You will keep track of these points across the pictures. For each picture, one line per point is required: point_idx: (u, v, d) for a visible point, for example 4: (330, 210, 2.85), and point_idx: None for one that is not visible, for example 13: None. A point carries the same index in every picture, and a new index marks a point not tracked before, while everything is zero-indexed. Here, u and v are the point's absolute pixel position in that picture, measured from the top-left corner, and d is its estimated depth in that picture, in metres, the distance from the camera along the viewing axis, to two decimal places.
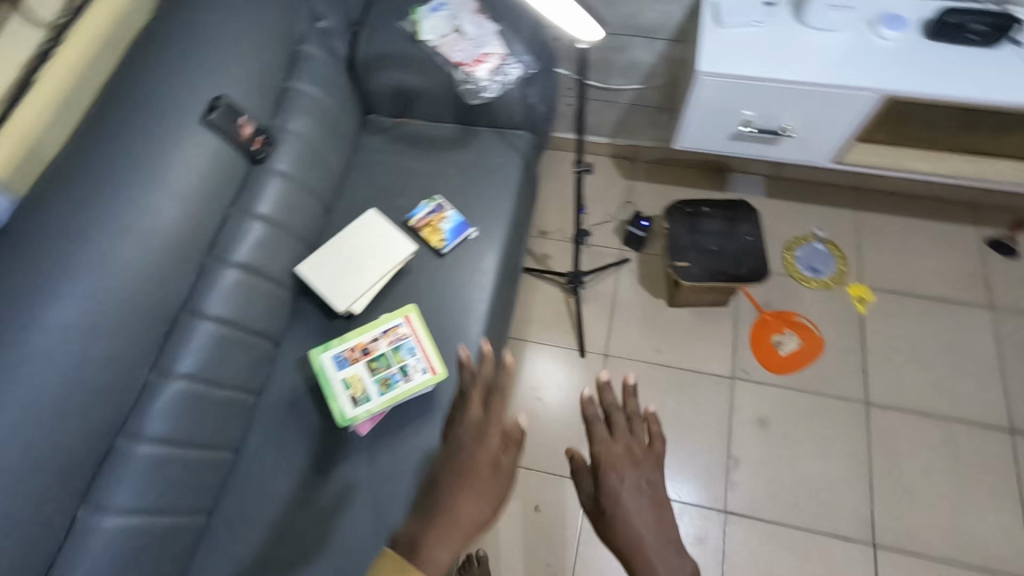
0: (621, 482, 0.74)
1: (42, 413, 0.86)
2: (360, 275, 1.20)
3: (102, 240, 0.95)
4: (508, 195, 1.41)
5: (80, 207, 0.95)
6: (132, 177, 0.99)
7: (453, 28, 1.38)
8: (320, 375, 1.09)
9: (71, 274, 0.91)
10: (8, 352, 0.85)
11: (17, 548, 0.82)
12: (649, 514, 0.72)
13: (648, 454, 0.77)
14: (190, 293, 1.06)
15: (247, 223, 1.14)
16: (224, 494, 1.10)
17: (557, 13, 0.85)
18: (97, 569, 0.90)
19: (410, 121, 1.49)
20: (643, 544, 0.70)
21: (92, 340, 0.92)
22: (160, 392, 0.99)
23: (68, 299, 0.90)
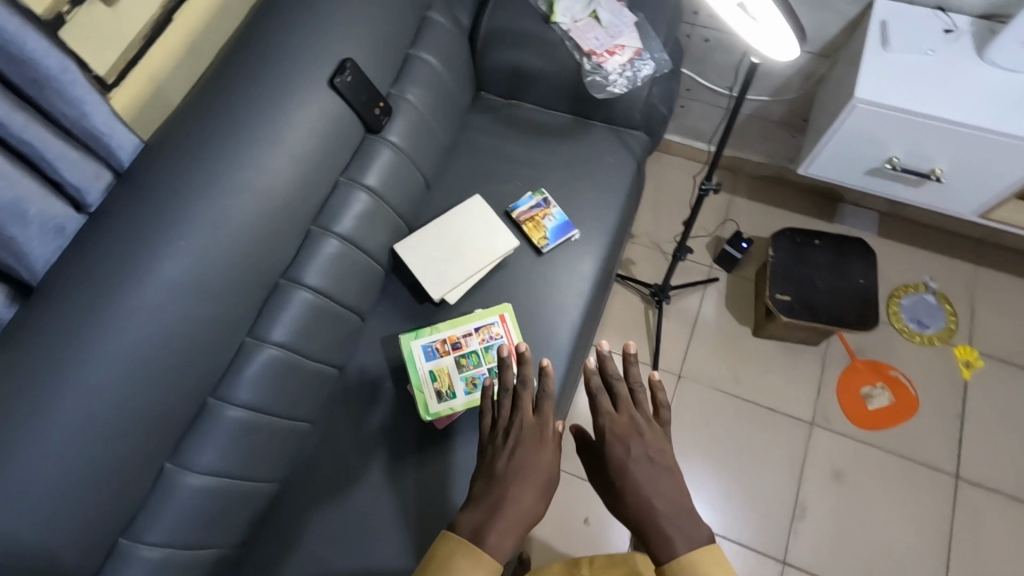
0: (628, 451, 0.78)
1: (144, 365, 0.85)
2: (459, 264, 1.16)
3: (220, 195, 0.92)
4: (616, 198, 1.32)
5: (202, 158, 0.92)
6: (256, 133, 0.96)
7: (589, 13, 1.29)
8: (409, 363, 1.06)
9: (187, 226, 0.89)
10: (120, 301, 0.84)
11: (104, 492, 0.83)
12: (659, 480, 0.76)
13: (650, 425, 0.82)
14: (292, 260, 1.03)
15: (354, 194, 1.10)
16: (297, 464, 1.08)
17: (756, 35, 0.75)
18: (177, 525, 0.90)
19: (523, 105, 1.41)
20: (653, 506, 0.74)
21: (199, 297, 0.90)
22: (253, 356, 0.98)
23: (181, 252, 0.88)
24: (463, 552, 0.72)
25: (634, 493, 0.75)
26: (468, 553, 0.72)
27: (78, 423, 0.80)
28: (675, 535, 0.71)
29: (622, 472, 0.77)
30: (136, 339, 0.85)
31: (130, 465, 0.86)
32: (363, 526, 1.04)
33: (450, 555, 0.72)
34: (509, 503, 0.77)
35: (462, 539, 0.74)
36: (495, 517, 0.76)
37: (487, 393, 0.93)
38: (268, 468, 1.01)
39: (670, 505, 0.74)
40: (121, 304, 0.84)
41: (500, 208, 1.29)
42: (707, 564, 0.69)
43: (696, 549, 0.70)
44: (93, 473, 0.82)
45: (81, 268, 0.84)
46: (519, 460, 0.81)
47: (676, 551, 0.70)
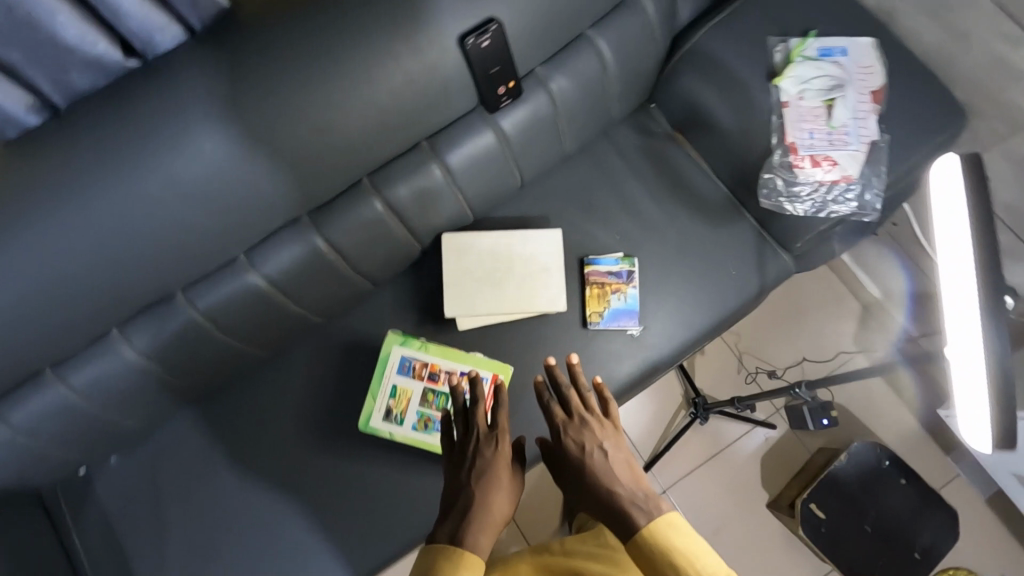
0: (582, 450, 0.81)
1: (117, 248, 0.79)
2: (492, 294, 1.01)
3: (271, 116, 0.78)
4: (707, 316, 1.09)
5: (274, 63, 0.76)
6: (343, 62, 0.78)
7: (826, 99, 0.96)
8: (379, 364, 0.96)
9: (220, 131, 0.76)
10: (114, 174, 0.75)
11: (38, 333, 0.82)
12: (615, 471, 0.79)
13: (598, 422, 0.84)
14: (326, 203, 0.92)
15: (427, 164, 0.94)
16: (242, 374, 1.07)
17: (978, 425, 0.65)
18: (99, 378, 0.92)
19: (682, 148, 1.15)
20: (614, 491, 0.77)
21: (201, 207, 0.81)
22: (238, 278, 0.91)
23: (198, 156, 0.77)
24: (446, 556, 0.72)
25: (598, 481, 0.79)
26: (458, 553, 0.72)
27: (27, 273, 0.75)
28: (638, 514, 0.74)
29: (585, 467, 0.80)
30: (115, 220, 0.77)
31: (74, 322, 0.84)
32: (272, 463, 1.06)
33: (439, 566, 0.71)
34: (491, 501, 0.77)
35: (439, 546, 0.73)
36: (470, 520, 0.75)
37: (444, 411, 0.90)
38: (213, 370, 1.01)
39: (632, 486, 0.77)
40: (116, 183, 0.75)
41: (578, 251, 1.09)
42: (671, 531, 0.72)
43: (653, 520, 0.74)
44: (33, 320, 0.80)
45: (100, 117, 0.75)
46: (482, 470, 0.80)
47: (637, 524, 0.73)
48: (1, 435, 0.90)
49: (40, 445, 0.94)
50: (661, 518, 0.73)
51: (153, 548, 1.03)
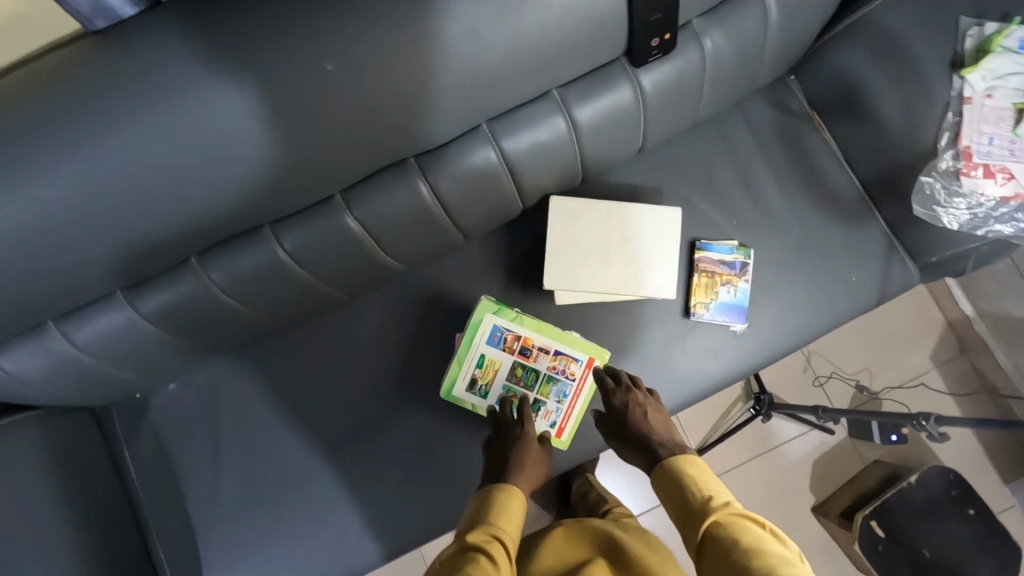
0: (624, 410, 0.84)
1: (213, 175, 0.68)
2: (596, 270, 0.91)
3: (406, 43, 0.65)
4: (815, 320, 1.01)
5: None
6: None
7: (1018, 101, 0.84)
8: (469, 331, 0.89)
9: (347, 53, 0.64)
10: (216, 84, 0.62)
11: (119, 256, 0.73)
12: (653, 428, 0.82)
13: (637, 388, 0.86)
14: (437, 147, 0.81)
15: (553, 116, 0.83)
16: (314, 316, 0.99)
17: None
18: (173, 307, 0.85)
19: (819, 131, 1.04)
20: (653, 444, 0.80)
21: (311, 138, 0.69)
22: (330, 218, 0.82)
23: (320, 78, 0.64)
24: (494, 493, 0.77)
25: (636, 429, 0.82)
26: (507, 491, 0.77)
27: (114, 190, 0.65)
28: (662, 447, 0.79)
29: (625, 422, 0.83)
30: (215, 143, 0.65)
31: (155, 245, 0.74)
32: (338, 411, 1.01)
33: (489, 507, 0.76)
34: (529, 459, 0.82)
35: (485, 490, 0.78)
36: (507, 476, 0.80)
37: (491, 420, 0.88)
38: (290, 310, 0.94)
39: (665, 434, 0.82)
40: (220, 98, 0.62)
41: (688, 232, 1.00)
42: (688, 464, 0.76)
43: (677, 459, 0.77)
44: (116, 241, 0.70)
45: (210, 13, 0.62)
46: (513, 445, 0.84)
47: (661, 455, 0.78)
48: (65, 352, 0.83)
49: (103, 365, 0.87)
50: (682, 456, 0.77)
51: (207, 479, 1.00)
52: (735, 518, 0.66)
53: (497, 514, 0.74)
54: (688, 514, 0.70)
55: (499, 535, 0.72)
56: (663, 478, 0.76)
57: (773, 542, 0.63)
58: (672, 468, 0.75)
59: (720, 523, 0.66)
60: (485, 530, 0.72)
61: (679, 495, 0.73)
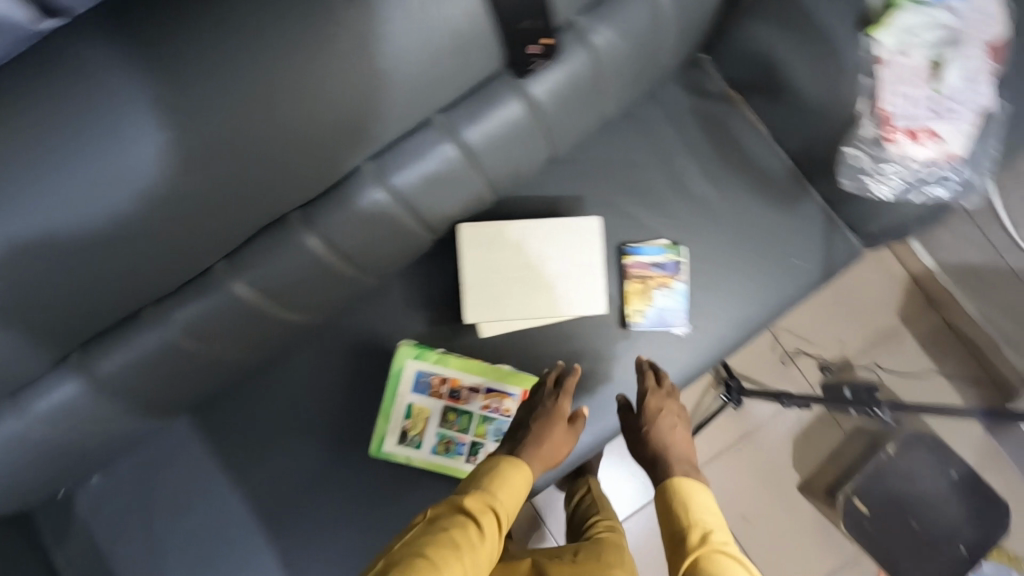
0: (655, 421, 0.85)
1: (60, 272, 0.61)
2: (520, 296, 0.86)
3: (240, 100, 0.59)
4: (763, 309, 0.95)
5: (237, 24, 0.56)
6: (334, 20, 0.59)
7: (934, 56, 0.77)
8: (392, 381, 0.84)
9: (173, 121, 0.57)
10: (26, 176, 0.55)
11: None
12: (676, 447, 0.85)
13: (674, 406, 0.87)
14: (319, 197, 0.75)
15: (440, 144, 0.76)
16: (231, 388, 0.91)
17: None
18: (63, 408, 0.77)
19: (740, 109, 0.97)
20: (671, 462, 0.83)
21: (163, 215, 0.63)
22: (215, 288, 0.75)
23: (152, 151, 0.58)
24: (505, 464, 0.76)
25: (657, 441, 0.85)
26: (512, 464, 0.76)
27: None
28: (675, 465, 0.83)
29: (653, 432, 0.85)
30: (48, 238, 0.58)
31: (18, 352, 0.67)
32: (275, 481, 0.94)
33: (490, 478, 0.73)
34: (546, 436, 0.80)
35: (495, 460, 0.77)
36: (524, 449, 0.78)
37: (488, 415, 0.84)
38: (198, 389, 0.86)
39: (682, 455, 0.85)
40: (36, 193, 0.56)
41: (616, 238, 0.94)
42: (693, 491, 0.78)
43: (684, 481, 0.79)
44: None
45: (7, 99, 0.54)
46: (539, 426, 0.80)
47: (671, 472, 0.82)
48: None
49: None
50: (694, 483, 0.80)
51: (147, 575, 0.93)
52: (714, 552, 0.68)
53: (498, 482, 0.73)
54: (675, 536, 0.73)
55: (493, 509, 0.70)
56: (666, 492, 0.79)
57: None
58: (679, 487, 0.78)
59: (699, 554, 0.68)
60: (480, 501, 0.69)
61: (673, 519, 0.75)
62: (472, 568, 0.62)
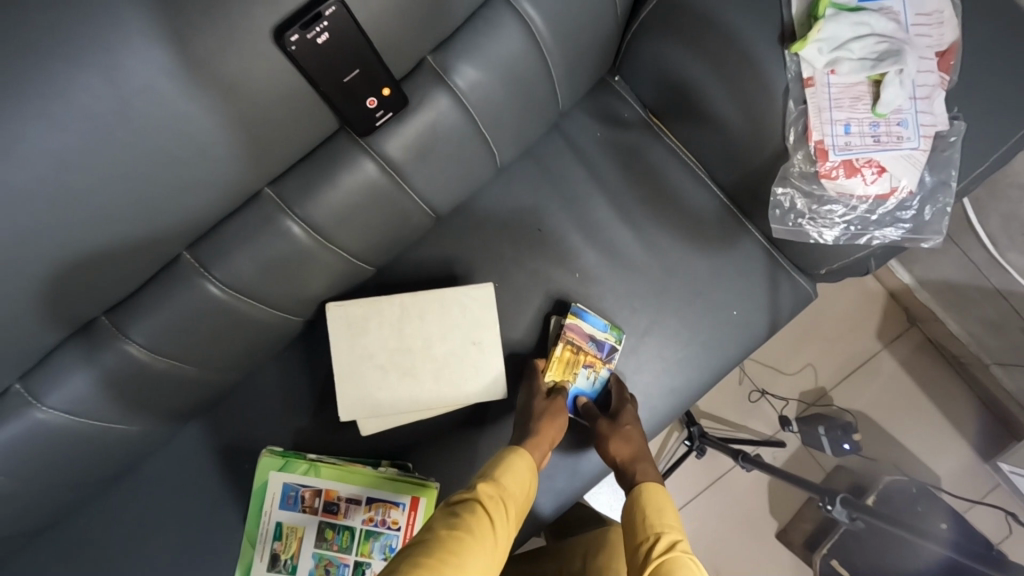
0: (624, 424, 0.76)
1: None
2: (406, 382, 0.73)
3: None
4: (701, 369, 0.82)
5: None
6: (62, 103, 0.45)
7: (871, 74, 0.64)
8: (256, 497, 0.71)
9: None
10: None
11: None
12: (643, 452, 0.75)
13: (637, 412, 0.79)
14: (133, 296, 0.62)
15: (276, 220, 0.62)
16: (74, 516, 0.76)
17: None
18: None
19: (662, 137, 0.84)
20: (642, 467, 0.72)
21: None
22: (10, 420, 0.61)
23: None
24: (514, 453, 0.67)
25: (626, 438, 0.75)
26: (516, 450, 0.67)
27: None
28: (642, 470, 0.72)
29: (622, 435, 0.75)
30: None
31: None
32: None
33: (497, 465, 0.65)
34: (551, 425, 0.72)
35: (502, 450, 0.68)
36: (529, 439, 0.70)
37: (381, 515, 0.71)
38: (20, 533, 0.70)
39: (644, 453, 0.74)
40: None
41: (524, 300, 0.81)
42: (663, 496, 0.67)
43: (656, 487, 0.68)
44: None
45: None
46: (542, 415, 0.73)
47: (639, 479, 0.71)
48: None
49: None
50: (661, 487, 0.69)
51: None
52: (680, 559, 0.58)
53: (503, 471, 0.64)
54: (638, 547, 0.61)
55: (505, 497, 0.61)
56: (638, 496, 0.68)
57: None
58: (651, 492, 0.68)
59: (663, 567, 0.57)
60: (491, 486, 0.61)
61: (634, 527, 0.64)
62: (485, 559, 0.54)
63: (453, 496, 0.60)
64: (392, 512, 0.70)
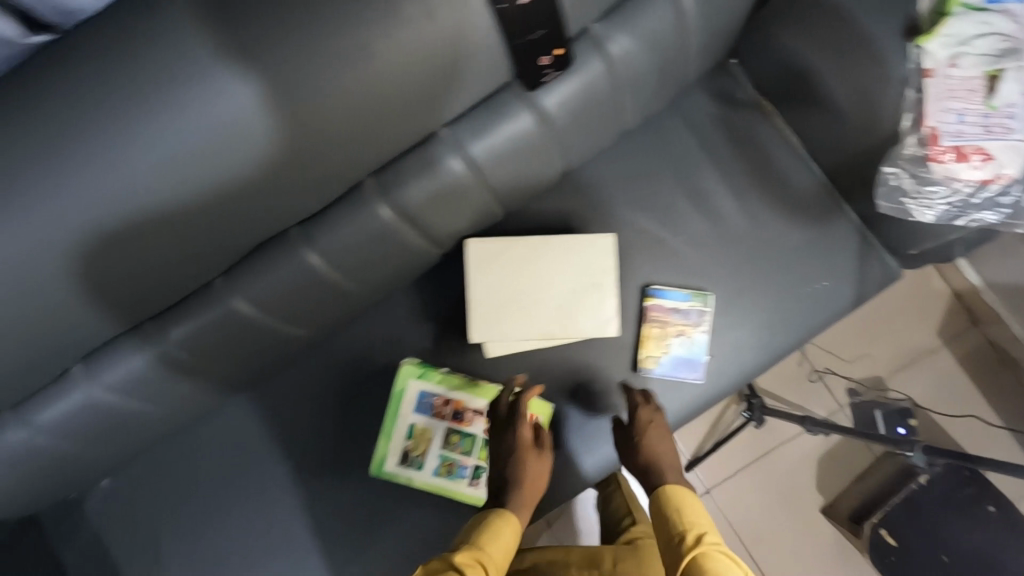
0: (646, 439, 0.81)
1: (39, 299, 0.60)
2: (528, 315, 0.82)
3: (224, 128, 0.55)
4: (788, 335, 0.90)
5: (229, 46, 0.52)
6: (322, 43, 0.53)
7: (990, 70, 0.70)
8: (394, 401, 0.83)
9: (159, 148, 0.54)
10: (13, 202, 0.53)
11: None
12: (667, 462, 0.81)
13: (658, 425, 0.82)
14: (320, 211, 0.72)
15: (444, 156, 0.72)
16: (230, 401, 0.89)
17: None
18: (64, 420, 0.77)
19: (771, 119, 0.91)
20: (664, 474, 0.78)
21: (153, 241, 0.60)
22: (213, 305, 0.73)
23: (127, 176, 0.54)
24: (499, 521, 0.74)
25: (649, 451, 0.80)
26: (493, 517, 0.75)
27: None
28: (666, 476, 0.78)
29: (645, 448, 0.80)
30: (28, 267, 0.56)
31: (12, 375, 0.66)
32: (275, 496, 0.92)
33: (479, 532, 0.72)
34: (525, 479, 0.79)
35: (487, 515, 0.75)
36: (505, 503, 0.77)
37: (500, 428, 0.85)
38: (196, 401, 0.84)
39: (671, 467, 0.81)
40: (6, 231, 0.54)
41: (632, 255, 0.89)
42: (681, 503, 0.74)
43: (672, 493, 0.76)
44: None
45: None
46: (512, 482, 0.78)
47: (660, 485, 0.78)
48: None
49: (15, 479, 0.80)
50: (686, 492, 0.76)
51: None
52: (709, 551, 0.65)
53: (485, 538, 0.71)
54: (670, 542, 0.69)
55: (489, 561, 0.69)
56: (665, 501, 0.75)
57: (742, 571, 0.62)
58: (677, 500, 0.75)
59: (698, 558, 0.64)
60: (475, 551, 0.69)
61: (663, 528, 0.72)
62: None
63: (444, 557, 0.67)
64: (510, 426, 0.85)
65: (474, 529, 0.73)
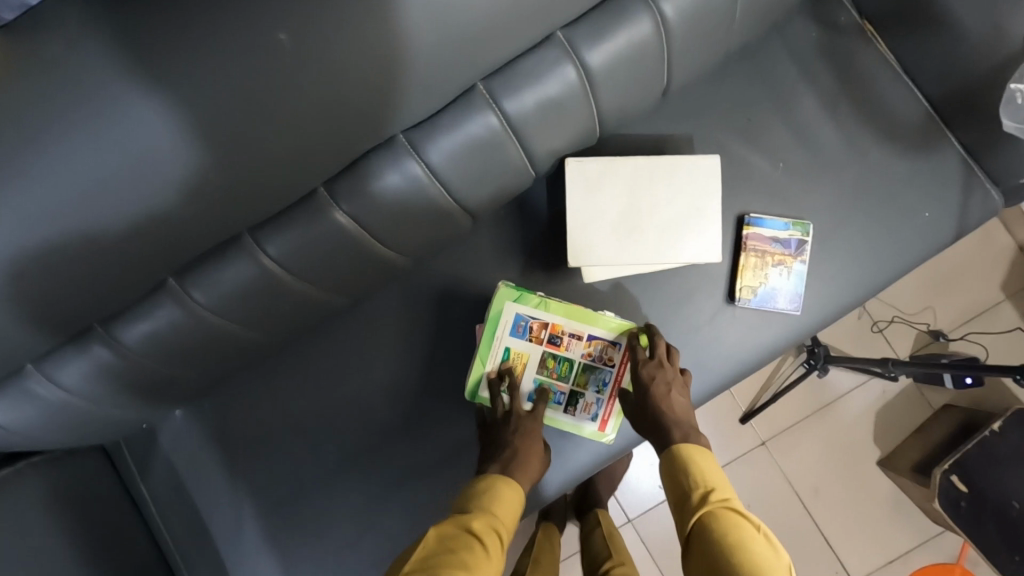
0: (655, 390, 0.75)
1: (161, 183, 0.56)
2: (629, 238, 0.80)
3: None
4: (886, 268, 0.87)
5: None
6: None
7: None
8: (490, 324, 0.81)
9: None
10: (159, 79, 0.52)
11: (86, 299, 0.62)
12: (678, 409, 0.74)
13: (671, 374, 0.77)
14: (428, 119, 0.69)
15: (559, 62, 0.69)
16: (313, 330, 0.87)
17: None
18: (149, 345, 0.72)
19: (874, 45, 0.87)
20: (672, 426, 0.73)
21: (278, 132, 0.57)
22: (315, 217, 0.70)
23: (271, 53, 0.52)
24: (504, 482, 0.71)
25: (658, 402, 0.74)
26: (497, 479, 0.71)
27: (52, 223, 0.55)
28: (678, 429, 0.72)
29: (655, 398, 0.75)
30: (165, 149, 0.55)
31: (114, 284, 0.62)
32: (356, 428, 0.90)
33: (487, 495, 0.69)
34: (532, 450, 0.76)
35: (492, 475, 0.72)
36: (513, 463, 0.74)
37: (597, 354, 0.83)
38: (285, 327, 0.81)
39: (689, 424, 0.74)
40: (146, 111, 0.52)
41: (729, 184, 0.86)
42: (694, 457, 0.70)
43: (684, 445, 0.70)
44: (57, 270, 0.57)
45: (102, 10, 0.51)
46: (521, 445, 0.76)
47: (674, 439, 0.72)
48: (50, 397, 0.71)
49: (93, 406, 0.76)
50: (699, 447, 0.71)
51: (228, 513, 0.90)
52: (728, 517, 0.62)
53: (493, 502, 0.68)
54: (684, 503, 0.67)
55: (497, 528, 0.66)
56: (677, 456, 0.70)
57: (766, 543, 0.60)
58: (691, 456, 0.69)
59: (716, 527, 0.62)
60: (484, 520, 0.66)
61: (673, 486, 0.69)
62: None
63: (450, 528, 0.65)
64: (608, 353, 0.83)
65: (480, 490, 0.70)
